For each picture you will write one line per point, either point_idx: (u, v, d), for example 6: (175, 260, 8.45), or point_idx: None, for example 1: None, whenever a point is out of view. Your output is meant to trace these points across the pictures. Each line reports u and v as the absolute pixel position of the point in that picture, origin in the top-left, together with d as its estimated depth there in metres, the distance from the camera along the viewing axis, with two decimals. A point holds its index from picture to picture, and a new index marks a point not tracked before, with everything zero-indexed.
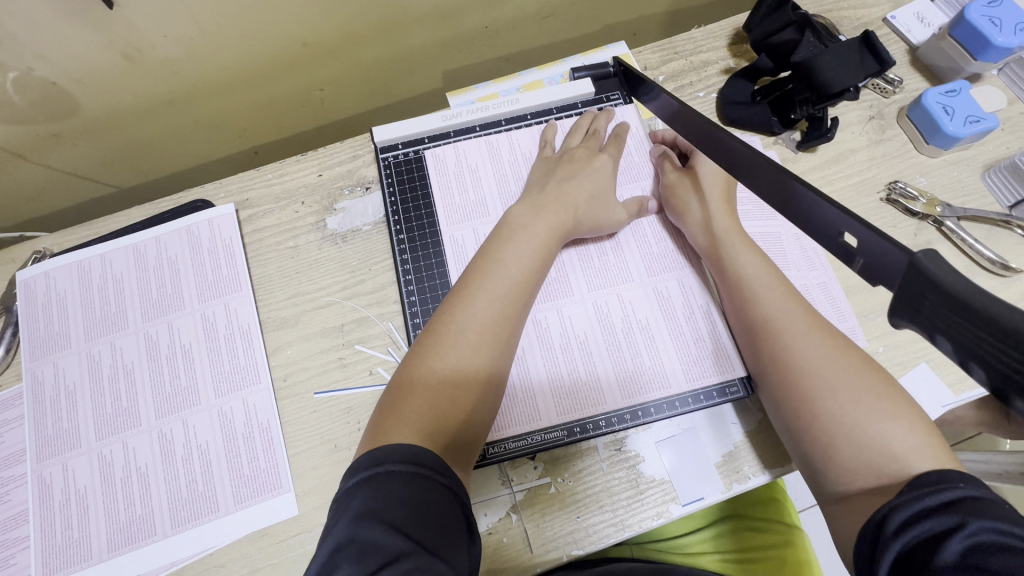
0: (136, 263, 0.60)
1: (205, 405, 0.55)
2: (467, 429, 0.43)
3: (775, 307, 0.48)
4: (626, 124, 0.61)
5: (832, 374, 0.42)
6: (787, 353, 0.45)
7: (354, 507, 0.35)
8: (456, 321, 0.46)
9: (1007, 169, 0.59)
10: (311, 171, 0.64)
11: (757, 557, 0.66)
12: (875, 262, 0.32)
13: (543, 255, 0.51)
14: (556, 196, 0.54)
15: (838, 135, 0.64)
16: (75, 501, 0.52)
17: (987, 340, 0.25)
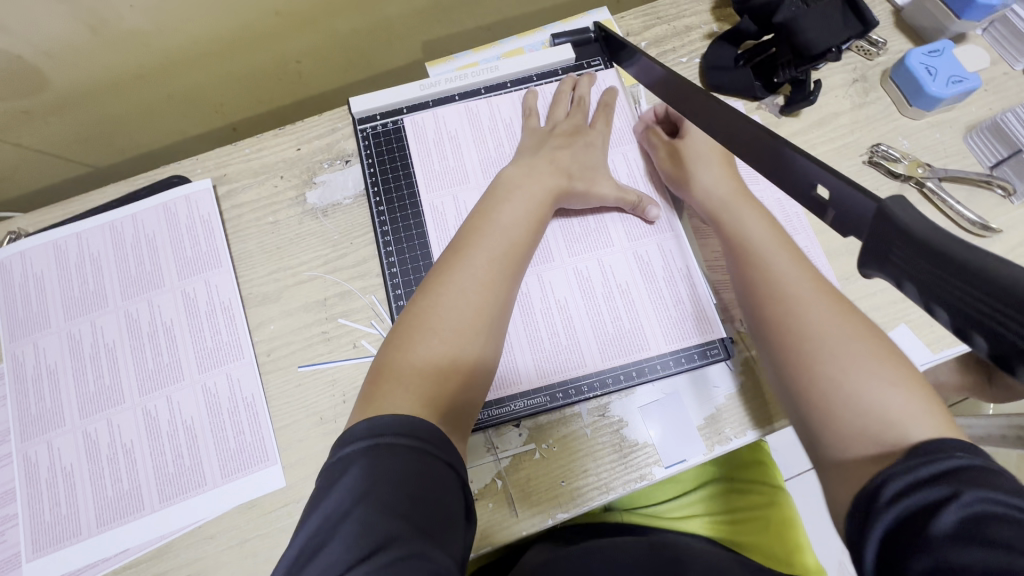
0: (113, 241, 0.59)
1: (189, 380, 0.54)
2: (466, 389, 0.44)
3: (782, 270, 0.45)
4: (613, 92, 0.60)
5: (838, 338, 0.40)
6: (792, 317, 0.43)
7: (352, 478, 0.36)
8: (453, 282, 0.46)
9: (989, 129, 0.59)
10: (289, 145, 0.63)
11: (742, 518, 0.68)
12: (845, 212, 0.32)
13: (528, 226, 0.50)
14: (538, 165, 0.54)
15: (821, 99, 0.63)
16: (62, 479, 0.52)
17: (972, 294, 0.25)
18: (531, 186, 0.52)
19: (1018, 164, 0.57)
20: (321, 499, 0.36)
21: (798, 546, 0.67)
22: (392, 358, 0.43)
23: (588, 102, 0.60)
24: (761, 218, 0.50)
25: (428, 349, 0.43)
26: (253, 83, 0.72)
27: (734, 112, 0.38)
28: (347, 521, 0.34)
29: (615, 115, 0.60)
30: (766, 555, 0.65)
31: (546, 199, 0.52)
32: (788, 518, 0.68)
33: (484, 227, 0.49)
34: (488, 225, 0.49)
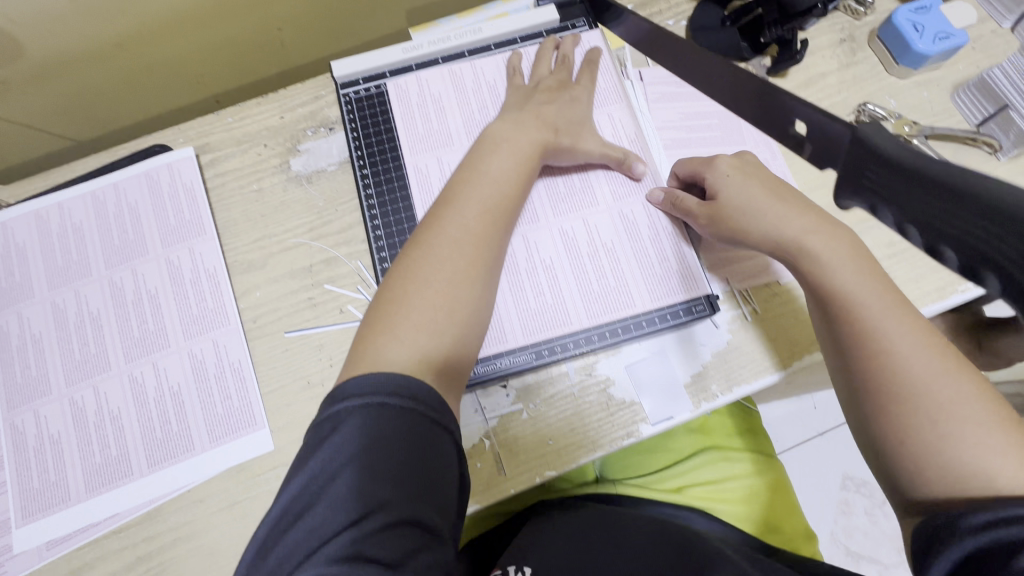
0: (95, 210, 0.59)
1: (175, 347, 0.54)
2: (462, 340, 0.44)
3: (874, 316, 0.41)
4: (598, 50, 0.60)
5: (942, 401, 0.37)
6: (883, 373, 0.39)
7: (345, 435, 0.37)
8: (445, 233, 0.46)
9: (976, 86, 0.58)
10: (272, 113, 0.62)
11: (738, 488, 0.65)
12: (820, 144, 0.39)
13: (515, 187, 0.50)
14: (522, 124, 0.53)
15: (808, 59, 0.62)
16: (49, 446, 0.52)
17: (938, 205, 0.30)
18: (514, 142, 0.52)
19: (1003, 120, 0.57)
20: (308, 457, 0.37)
21: (788, 512, 0.66)
22: (386, 310, 0.43)
23: (573, 60, 0.60)
24: (844, 255, 0.44)
25: (423, 299, 0.43)
26: (234, 52, 0.71)
27: (728, 68, 0.45)
28: (336, 483, 0.35)
29: (599, 73, 0.60)
30: (758, 523, 0.64)
31: (533, 152, 0.52)
32: (779, 484, 0.67)
33: (468, 183, 0.49)
34: (478, 188, 0.49)
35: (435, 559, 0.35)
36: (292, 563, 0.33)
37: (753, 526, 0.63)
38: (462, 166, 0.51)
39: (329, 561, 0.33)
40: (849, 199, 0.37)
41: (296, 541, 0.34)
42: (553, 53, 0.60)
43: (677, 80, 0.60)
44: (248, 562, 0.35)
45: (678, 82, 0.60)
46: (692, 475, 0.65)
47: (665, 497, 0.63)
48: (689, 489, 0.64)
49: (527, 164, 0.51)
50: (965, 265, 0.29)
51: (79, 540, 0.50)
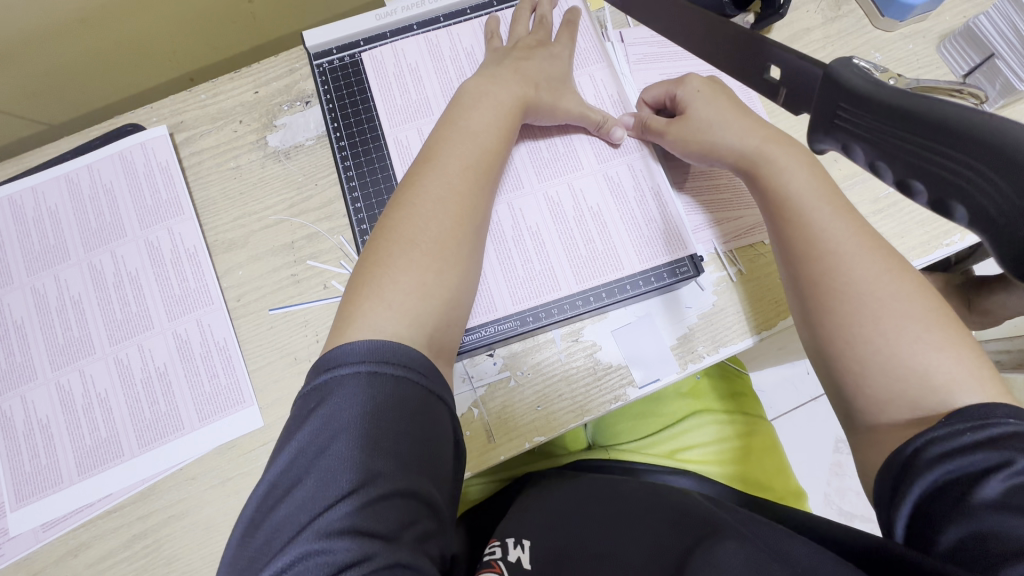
0: (70, 193, 0.57)
1: (159, 328, 0.54)
2: (450, 310, 0.44)
3: (825, 222, 0.42)
4: (576, 10, 0.58)
5: (884, 300, 0.38)
6: (832, 275, 0.40)
7: (333, 406, 0.36)
8: (425, 194, 0.46)
9: (960, 35, 0.57)
10: (246, 88, 0.60)
11: (733, 446, 0.66)
12: (795, 91, 0.39)
13: (494, 152, 0.49)
14: (500, 85, 0.52)
15: (792, 14, 0.61)
16: (38, 431, 0.52)
17: (906, 136, 0.30)
18: (492, 102, 0.50)
19: (989, 71, 0.55)
20: (295, 431, 0.36)
21: (778, 469, 0.67)
22: (371, 273, 0.43)
23: (551, 22, 0.58)
24: (801, 166, 0.44)
25: (409, 261, 0.43)
26: (205, 28, 0.70)
27: (716, 17, 0.44)
28: (326, 455, 0.34)
29: (578, 33, 0.59)
30: (748, 482, 0.64)
31: (511, 108, 0.51)
32: (768, 443, 0.68)
33: (445, 144, 0.48)
34: (463, 151, 0.48)
35: (429, 528, 0.35)
36: (283, 540, 0.32)
37: (743, 485, 0.64)
38: (439, 125, 0.50)
39: (322, 534, 0.31)
40: (823, 140, 0.36)
41: (287, 514, 0.33)
42: (531, 15, 0.58)
43: (658, 39, 0.59)
44: (237, 541, 0.34)
45: (660, 42, 0.59)
46: (689, 434, 0.66)
47: (655, 462, 0.63)
48: (679, 453, 0.65)
49: (506, 122, 0.50)
50: (935, 199, 0.30)
51: (75, 521, 0.50)
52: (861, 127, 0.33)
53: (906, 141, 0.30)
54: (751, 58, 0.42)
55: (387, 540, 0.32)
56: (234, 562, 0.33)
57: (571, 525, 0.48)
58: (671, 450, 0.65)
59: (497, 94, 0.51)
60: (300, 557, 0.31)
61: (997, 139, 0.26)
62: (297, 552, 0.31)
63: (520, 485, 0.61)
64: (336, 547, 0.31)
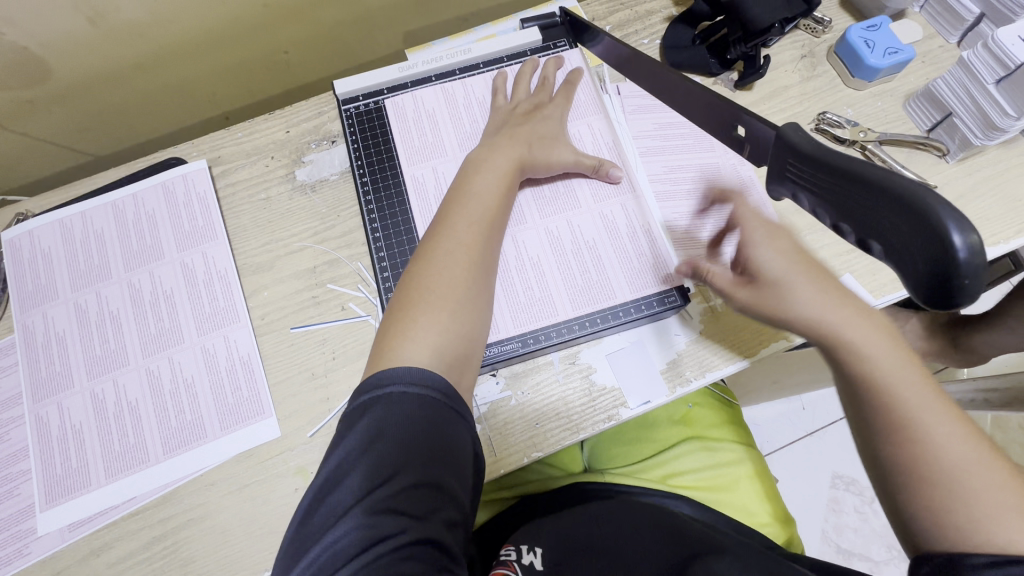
0: (115, 218, 0.63)
1: (189, 342, 0.59)
2: (468, 344, 0.48)
3: (922, 406, 0.42)
4: (577, 71, 0.65)
5: (976, 490, 0.39)
6: (923, 459, 0.41)
7: (370, 420, 0.40)
8: (444, 243, 0.52)
9: (922, 95, 0.63)
10: (279, 128, 0.67)
11: (724, 472, 0.69)
12: (756, 149, 0.45)
13: (501, 201, 0.55)
14: (499, 142, 0.59)
15: (772, 74, 0.68)
16: (71, 435, 0.56)
17: (838, 185, 0.36)
18: (498, 159, 0.57)
19: (948, 127, 0.62)
20: (341, 438, 0.41)
21: (767, 494, 0.69)
22: (398, 315, 0.48)
23: (552, 81, 0.65)
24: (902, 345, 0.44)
25: (430, 303, 0.48)
26: (243, 74, 0.77)
27: (696, 88, 0.50)
28: (366, 455, 0.39)
29: (576, 92, 0.66)
30: (738, 508, 0.67)
31: (510, 167, 0.57)
32: (758, 469, 0.71)
33: (463, 198, 0.55)
34: (486, 200, 0.54)
35: (453, 517, 0.39)
36: (333, 519, 0.37)
37: (734, 512, 0.67)
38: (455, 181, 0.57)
39: (368, 513, 0.37)
40: (777, 187, 0.42)
41: (334, 500, 0.38)
42: (535, 75, 0.66)
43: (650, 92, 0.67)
44: (293, 525, 0.39)
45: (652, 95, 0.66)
46: (682, 462, 0.69)
47: (650, 486, 0.66)
48: (672, 479, 0.68)
49: (510, 176, 0.57)
50: (859, 239, 0.36)
51: (99, 522, 0.53)
52: (806, 181, 0.38)
53: (839, 191, 0.36)
54: (723, 115, 0.48)
55: (418, 520, 0.37)
56: (290, 542, 0.38)
57: (586, 549, 0.50)
58: (664, 476, 0.68)
59: (505, 154, 0.58)
60: (348, 530, 0.36)
61: (906, 194, 0.32)
62: (345, 528, 0.37)
63: (525, 510, 0.63)
64: (377, 523, 0.37)
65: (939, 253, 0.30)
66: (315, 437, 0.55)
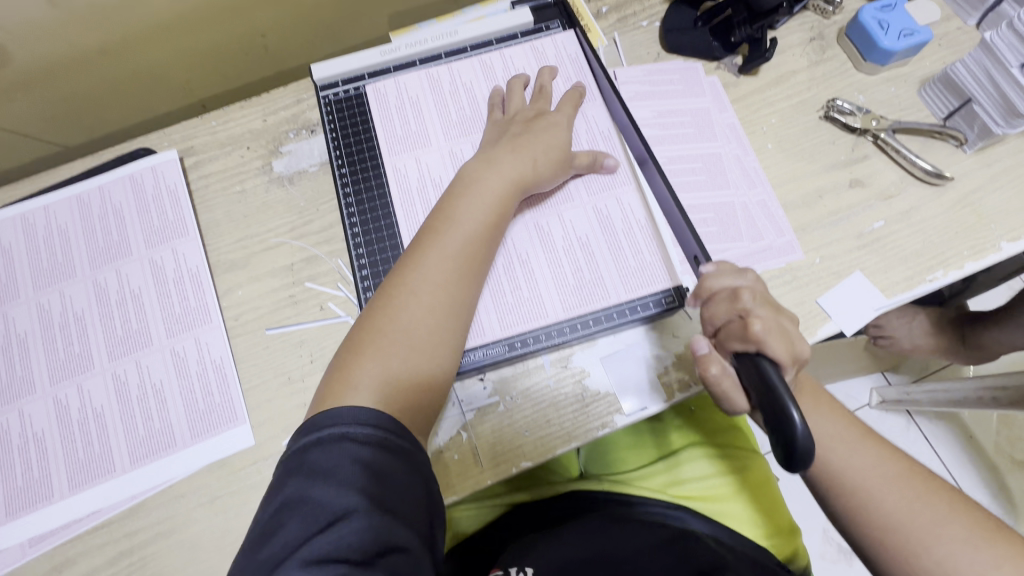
0: (80, 213, 0.60)
1: (157, 345, 0.55)
2: (421, 395, 0.45)
3: (857, 462, 0.47)
4: (581, 86, 0.60)
5: (933, 534, 0.44)
6: (865, 511, 0.46)
7: (314, 461, 0.38)
8: (411, 282, 0.47)
9: (939, 81, 0.59)
10: (255, 117, 0.63)
11: (730, 481, 0.64)
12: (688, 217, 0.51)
13: (488, 231, 0.50)
14: (496, 157, 0.53)
15: (778, 58, 0.64)
16: (32, 444, 0.53)
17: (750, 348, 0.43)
18: (485, 181, 0.52)
19: (967, 115, 0.58)
20: (281, 483, 0.38)
21: (774, 506, 0.65)
22: (351, 360, 0.44)
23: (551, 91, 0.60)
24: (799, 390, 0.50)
25: (384, 350, 0.45)
26: (218, 59, 0.73)
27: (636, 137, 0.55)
28: (308, 499, 0.36)
29: (582, 105, 0.60)
30: (742, 520, 0.62)
31: (504, 190, 0.52)
32: (763, 479, 0.66)
33: (439, 225, 0.50)
34: (468, 224, 0.50)
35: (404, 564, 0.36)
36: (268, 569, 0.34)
37: (739, 524, 0.61)
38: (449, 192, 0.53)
39: (306, 562, 0.34)
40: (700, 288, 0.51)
41: (291, 531, 0.35)
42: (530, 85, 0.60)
43: (648, 79, 0.63)
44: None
45: (650, 81, 0.63)
46: (684, 469, 0.65)
47: (649, 494, 0.62)
48: (672, 488, 0.63)
49: (498, 205, 0.51)
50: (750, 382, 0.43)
51: (62, 536, 0.50)
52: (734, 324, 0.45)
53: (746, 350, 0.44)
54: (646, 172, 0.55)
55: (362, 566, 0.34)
56: None
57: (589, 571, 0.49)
58: (664, 484, 0.64)
59: (498, 173, 0.52)
60: None
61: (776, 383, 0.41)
62: None
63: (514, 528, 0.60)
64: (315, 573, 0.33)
65: (779, 427, 0.39)
66: None
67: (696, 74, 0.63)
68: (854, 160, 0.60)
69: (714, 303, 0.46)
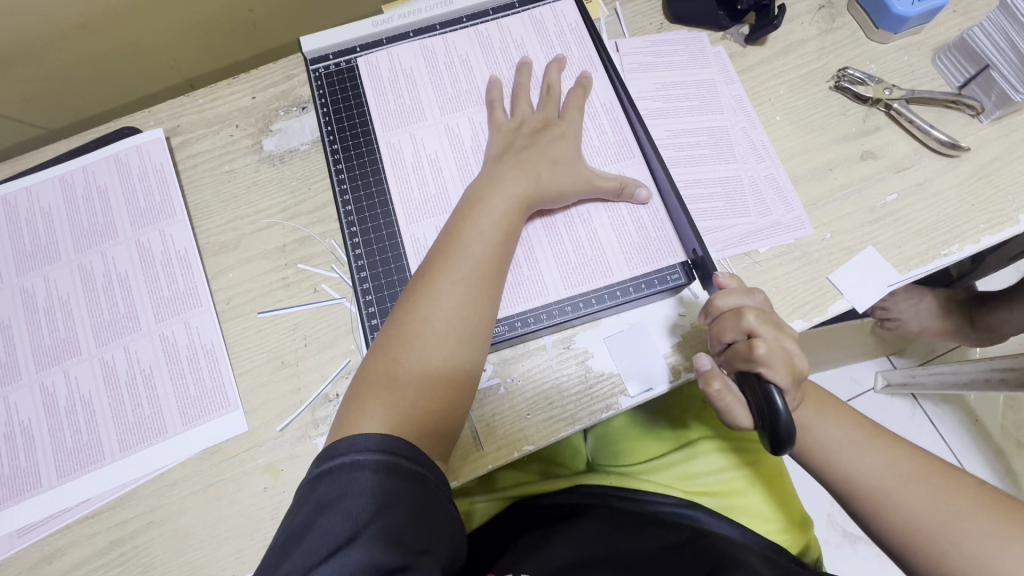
0: (64, 194, 0.58)
1: (146, 329, 0.53)
2: (442, 422, 0.43)
3: (865, 460, 0.46)
4: (588, 75, 0.57)
5: (954, 525, 0.42)
6: (885, 509, 0.45)
7: (321, 491, 0.37)
8: (422, 310, 0.45)
9: (955, 48, 0.57)
10: (243, 94, 0.61)
11: (741, 475, 0.61)
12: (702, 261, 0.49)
13: (500, 252, 0.48)
14: (502, 174, 0.51)
15: (786, 26, 0.61)
16: (19, 432, 0.51)
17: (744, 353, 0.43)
18: (498, 202, 0.49)
19: (985, 82, 0.56)
20: (294, 511, 0.38)
21: (785, 497, 0.62)
22: (365, 388, 0.43)
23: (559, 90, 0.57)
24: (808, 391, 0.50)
25: (399, 380, 0.43)
26: (205, 35, 0.71)
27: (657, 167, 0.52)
28: (314, 529, 0.36)
29: (589, 99, 0.57)
30: (754, 516, 0.59)
31: (514, 209, 0.49)
32: (775, 471, 0.63)
33: (451, 248, 0.47)
34: (481, 249, 0.47)
35: None
36: None
37: (750, 519, 0.59)
38: (462, 207, 0.50)
39: None
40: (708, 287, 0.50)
41: (296, 559, 0.35)
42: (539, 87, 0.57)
43: (652, 50, 0.61)
44: None
45: (654, 53, 0.61)
46: (692, 462, 0.62)
47: (657, 489, 0.59)
48: (683, 482, 0.60)
49: (509, 225, 0.49)
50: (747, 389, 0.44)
51: (52, 526, 0.49)
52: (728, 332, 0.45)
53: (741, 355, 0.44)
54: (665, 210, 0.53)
55: None
56: None
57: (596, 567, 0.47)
58: (674, 478, 0.61)
59: (507, 191, 0.49)
60: None
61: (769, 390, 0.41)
62: None
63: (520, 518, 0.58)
64: None
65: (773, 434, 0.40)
66: (285, 431, 0.51)
67: (701, 45, 0.61)
68: (866, 132, 0.58)
69: (720, 321, 0.45)
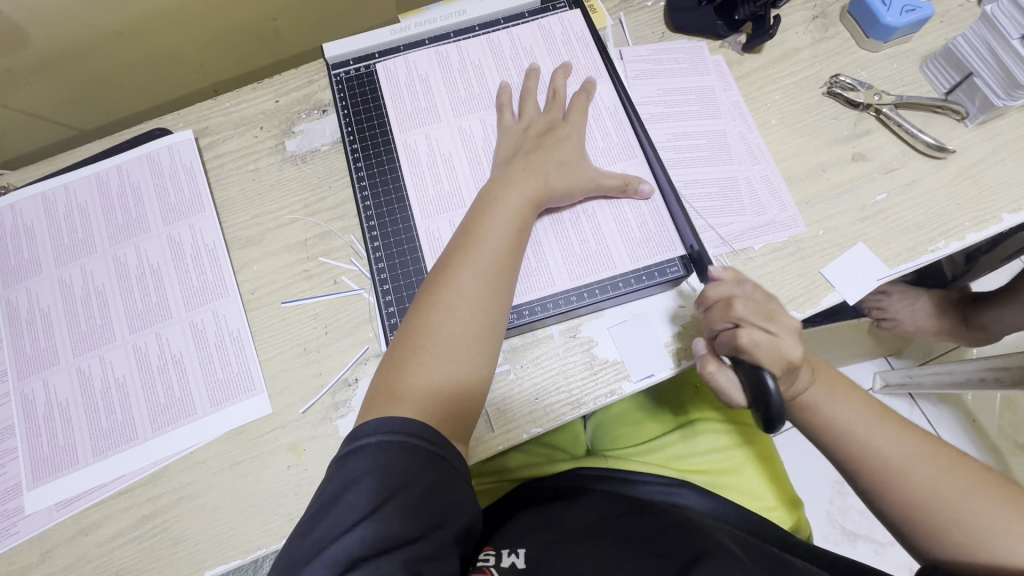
0: (99, 191, 0.61)
1: (177, 318, 0.57)
2: (464, 403, 0.47)
3: (875, 439, 0.48)
4: (592, 81, 0.60)
5: (956, 500, 0.45)
6: (891, 485, 0.47)
7: (350, 467, 0.40)
8: (445, 300, 0.48)
9: (941, 56, 0.60)
10: (268, 97, 0.65)
11: (734, 455, 0.64)
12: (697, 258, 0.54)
13: (516, 245, 0.51)
14: (513, 174, 0.54)
15: (781, 36, 0.65)
16: (57, 413, 0.54)
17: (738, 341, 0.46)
18: (511, 201, 0.52)
19: (969, 88, 0.59)
20: (324, 484, 0.41)
21: (775, 477, 0.65)
22: (394, 373, 0.46)
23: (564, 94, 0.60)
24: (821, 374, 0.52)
25: (424, 365, 0.46)
26: (231, 42, 0.75)
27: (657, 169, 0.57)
28: (341, 502, 0.39)
29: (592, 102, 0.60)
30: (744, 493, 0.63)
31: (526, 207, 0.52)
32: (767, 453, 0.66)
33: (471, 243, 0.51)
34: (497, 242, 0.51)
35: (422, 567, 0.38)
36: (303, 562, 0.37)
37: (739, 495, 0.62)
38: (479, 204, 0.53)
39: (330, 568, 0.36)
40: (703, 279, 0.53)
41: (324, 529, 0.38)
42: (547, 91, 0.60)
43: (654, 57, 0.64)
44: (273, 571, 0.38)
45: (656, 60, 0.64)
46: (685, 443, 0.65)
47: (650, 470, 0.62)
48: (677, 462, 0.63)
49: (522, 220, 0.52)
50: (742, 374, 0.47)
51: (88, 500, 0.52)
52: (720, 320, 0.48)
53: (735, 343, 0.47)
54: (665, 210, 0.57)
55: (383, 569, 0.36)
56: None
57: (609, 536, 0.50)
58: (669, 459, 0.64)
59: (518, 190, 0.53)
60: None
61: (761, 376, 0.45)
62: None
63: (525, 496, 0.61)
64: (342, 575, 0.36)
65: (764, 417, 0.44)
66: (308, 413, 0.54)
67: (700, 53, 0.64)
68: (857, 135, 0.61)
69: (711, 311, 0.49)
